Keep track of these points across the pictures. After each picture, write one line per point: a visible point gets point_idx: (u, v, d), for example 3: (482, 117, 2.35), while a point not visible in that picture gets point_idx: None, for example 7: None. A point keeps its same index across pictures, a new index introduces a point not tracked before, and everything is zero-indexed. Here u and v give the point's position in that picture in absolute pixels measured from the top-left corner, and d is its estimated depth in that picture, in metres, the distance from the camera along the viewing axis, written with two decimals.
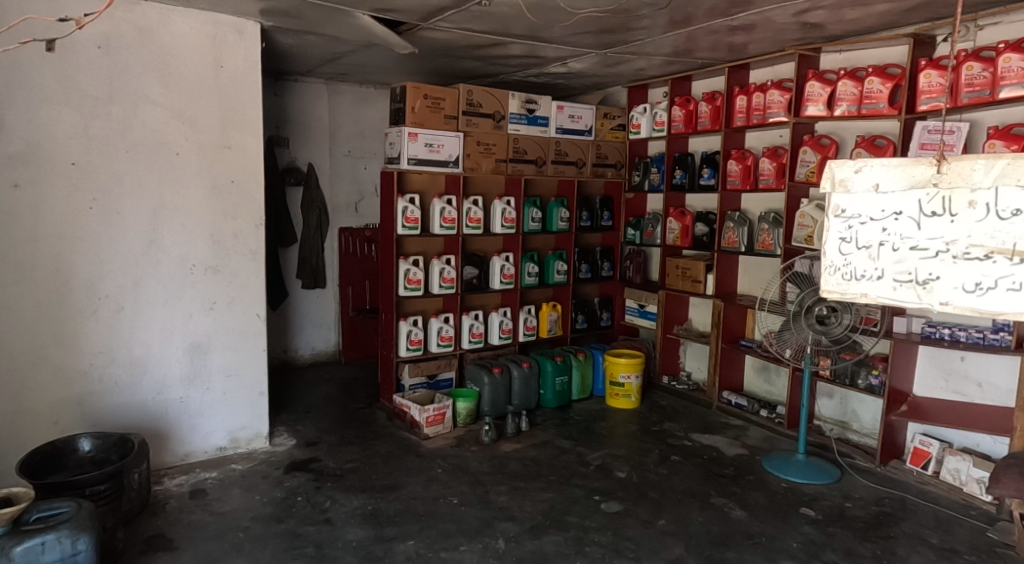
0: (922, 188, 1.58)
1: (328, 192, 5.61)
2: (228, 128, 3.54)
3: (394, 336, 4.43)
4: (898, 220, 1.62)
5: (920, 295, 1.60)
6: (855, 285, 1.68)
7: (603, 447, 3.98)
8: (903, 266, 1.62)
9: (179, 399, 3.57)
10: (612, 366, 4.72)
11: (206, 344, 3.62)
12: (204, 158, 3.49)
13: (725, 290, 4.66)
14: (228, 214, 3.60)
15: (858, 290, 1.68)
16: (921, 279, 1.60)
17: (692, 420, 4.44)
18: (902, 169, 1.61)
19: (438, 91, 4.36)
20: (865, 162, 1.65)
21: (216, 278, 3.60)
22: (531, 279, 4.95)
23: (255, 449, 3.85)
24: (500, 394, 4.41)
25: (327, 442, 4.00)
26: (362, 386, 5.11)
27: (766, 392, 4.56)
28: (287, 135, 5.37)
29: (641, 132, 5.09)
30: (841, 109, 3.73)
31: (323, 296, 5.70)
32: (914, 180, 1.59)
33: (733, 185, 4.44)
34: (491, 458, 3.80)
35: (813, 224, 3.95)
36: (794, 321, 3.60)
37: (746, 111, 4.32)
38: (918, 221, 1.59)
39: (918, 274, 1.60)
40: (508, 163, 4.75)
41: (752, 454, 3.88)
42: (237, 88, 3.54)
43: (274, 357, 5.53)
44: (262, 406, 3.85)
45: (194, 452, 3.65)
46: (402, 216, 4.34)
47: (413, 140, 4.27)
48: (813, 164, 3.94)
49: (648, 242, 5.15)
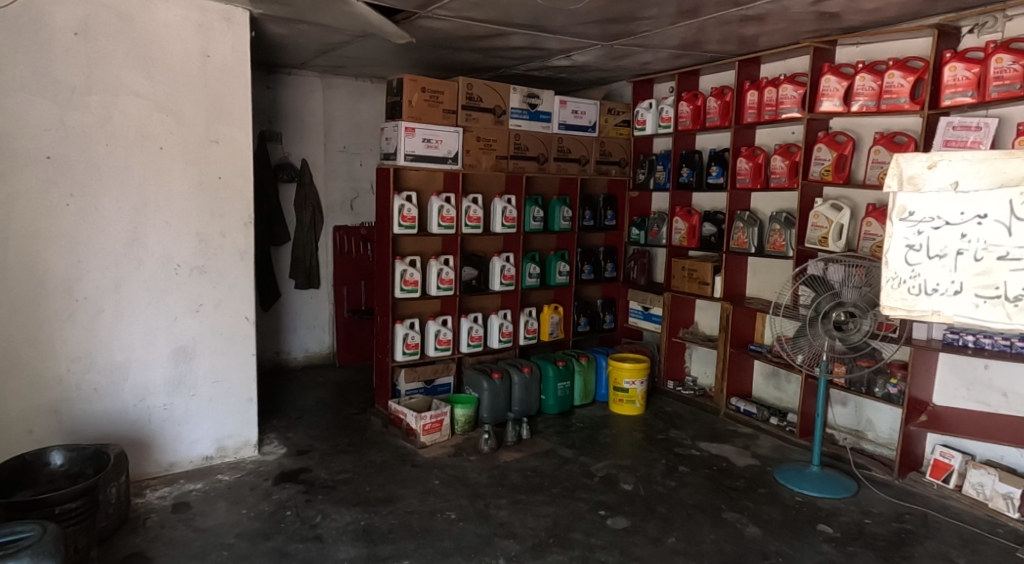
0: (1011, 186, 1.45)
1: (322, 189, 5.43)
2: (214, 121, 3.36)
3: (390, 339, 4.26)
4: (981, 225, 1.50)
5: (1007, 312, 1.46)
6: (925, 302, 1.54)
7: (608, 457, 3.81)
8: (985, 278, 1.49)
9: (162, 406, 3.39)
10: (616, 371, 4.55)
11: (192, 348, 3.44)
12: (189, 153, 3.31)
13: (734, 293, 4.49)
14: (215, 212, 3.42)
15: (927, 305, 1.53)
16: (1010, 296, 1.45)
17: (700, 428, 4.27)
18: (986, 164, 1.47)
19: (437, 84, 4.18)
20: (940, 157, 1.50)
21: (202, 279, 3.43)
22: (532, 280, 4.78)
23: (243, 458, 3.67)
24: (500, 400, 4.24)
25: (319, 451, 3.82)
26: (356, 390, 4.93)
27: (775, 399, 4.40)
28: (280, 130, 5.19)
29: (647, 128, 4.94)
30: (859, 104, 3.57)
31: (316, 296, 5.52)
32: (1001, 178, 1.46)
33: (743, 183, 4.27)
34: (491, 469, 3.63)
35: (828, 225, 3.78)
36: (811, 326, 3.43)
37: (757, 107, 4.15)
38: (1006, 226, 1.47)
39: (1004, 287, 1.47)
40: (510, 159, 4.57)
41: (763, 465, 3.72)
42: (224, 79, 3.36)
43: (265, 359, 5.35)
44: (250, 413, 3.67)
45: (178, 461, 3.47)
46: (399, 214, 4.16)
47: (410, 135, 4.09)
48: (828, 162, 3.77)
49: (653, 242, 4.98)
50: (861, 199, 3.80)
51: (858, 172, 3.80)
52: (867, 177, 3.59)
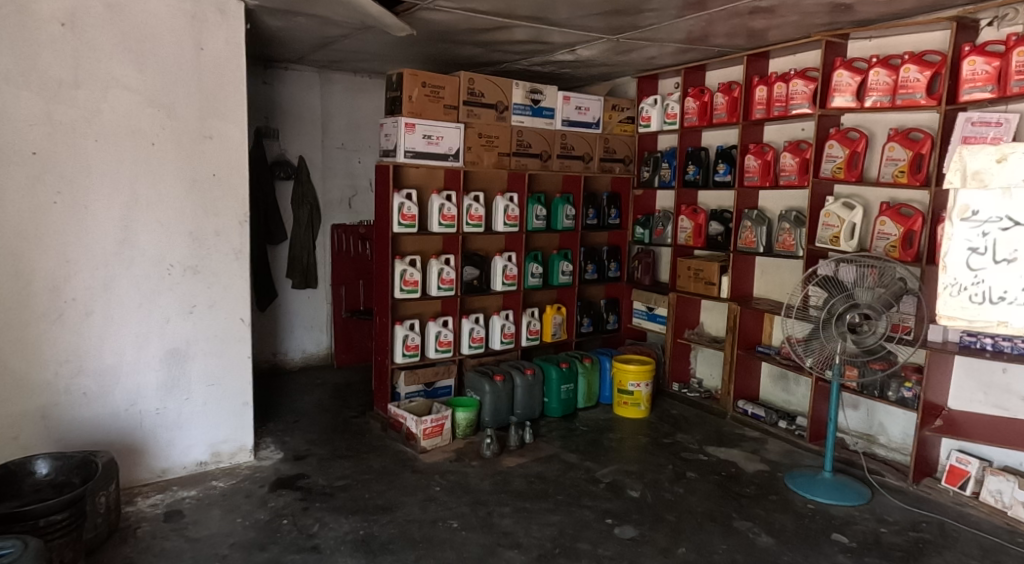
0: None
1: (320, 187, 5.33)
2: (208, 116, 3.25)
3: (389, 341, 4.16)
4: None
5: None
6: (989, 309, 1.71)
7: (613, 462, 3.71)
8: None
9: (154, 411, 3.28)
10: (620, 373, 4.44)
11: (185, 351, 3.34)
12: (182, 150, 3.20)
13: (741, 293, 4.40)
14: (209, 210, 3.31)
15: (989, 306, 1.70)
16: None
17: (707, 432, 4.18)
18: None
19: (437, 79, 4.07)
20: (1008, 151, 1.63)
21: (196, 279, 3.32)
22: (535, 280, 4.68)
23: (239, 463, 3.57)
24: (502, 403, 4.14)
25: (316, 456, 3.72)
26: (355, 393, 4.83)
27: (783, 402, 4.30)
28: (277, 127, 5.08)
29: (652, 125, 4.83)
30: (873, 100, 3.47)
31: (314, 296, 5.42)
32: None
33: (751, 181, 4.17)
34: (493, 475, 3.52)
35: (840, 224, 3.68)
36: (824, 328, 3.32)
37: (766, 103, 4.05)
38: None
39: None
40: (512, 157, 4.46)
41: (773, 471, 3.62)
42: (218, 73, 3.25)
43: (261, 360, 5.25)
44: (246, 417, 3.57)
45: (171, 468, 3.36)
46: (399, 213, 4.05)
47: (410, 132, 3.98)
48: (840, 159, 3.68)
49: (657, 242, 4.88)
50: (874, 198, 3.70)
51: (871, 169, 3.70)
52: (881, 174, 3.49)
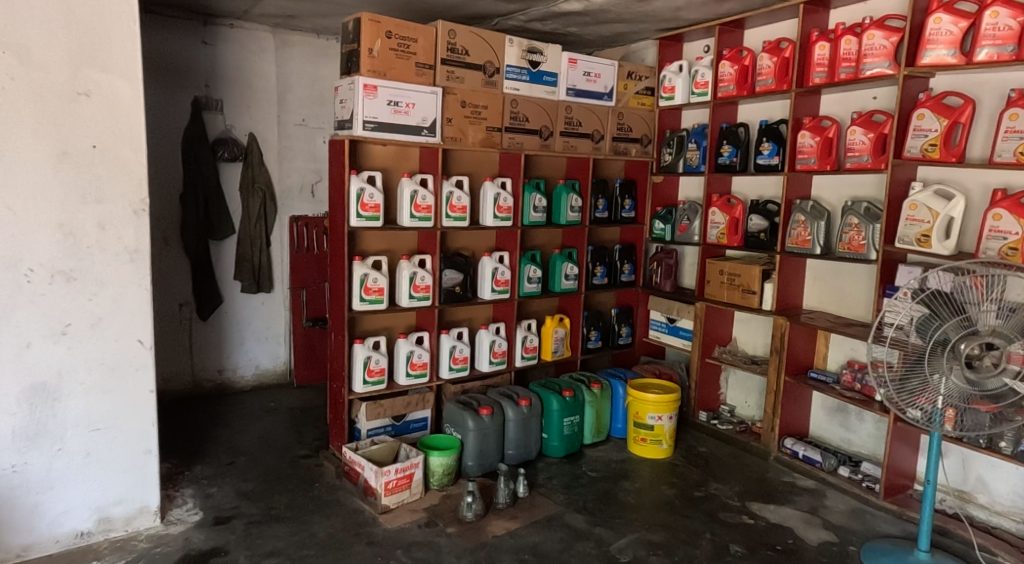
0: None
1: (276, 171, 4.44)
2: (82, 65, 2.36)
3: (346, 364, 3.27)
4: None
5: None
6: None
7: (632, 529, 2.83)
8: None
9: (9, 469, 2.40)
10: (637, 404, 3.57)
11: (56, 386, 2.45)
12: (43, 110, 2.32)
13: (789, 305, 3.53)
14: (87, 194, 2.42)
15: None
16: None
17: (748, 481, 3.30)
18: None
19: (408, 28, 3.17)
20: None
21: (71, 289, 2.44)
22: (532, 286, 3.79)
23: (138, 532, 2.69)
24: (490, 444, 3.27)
25: (245, 518, 2.84)
26: (314, 421, 3.95)
27: (843, 441, 3.44)
28: (221, 97, 4.17)
29: (675, 98, 3.95)
30: (986, 52, 2.60)
31: (269, 301, 4.54)
32: None
33: (806, 164, 3.29)
34: (474, 551, 2.64)
35: (931, 219, 2.80)
36: (929, 362, 2.40)
37: (829, 64, 3.17)
38: None
39: None
40: (504, 133, 3.57)
41: (843, 544, 2.75)
42: (96, 7, 2.36)
43: (203, 380, 4.35)
44: (149, 470, 2.69)
45: (36, 544, 2.49)
46: (357, 202, 3.16)
47: (370, 96, 3.09)
48: (934, 134, 2.79)
49: (681, 239, 4.00)
50: (976, 184, 2.82)
51: (974, 149, 2.81)
52: (997, 151, 2.61)
